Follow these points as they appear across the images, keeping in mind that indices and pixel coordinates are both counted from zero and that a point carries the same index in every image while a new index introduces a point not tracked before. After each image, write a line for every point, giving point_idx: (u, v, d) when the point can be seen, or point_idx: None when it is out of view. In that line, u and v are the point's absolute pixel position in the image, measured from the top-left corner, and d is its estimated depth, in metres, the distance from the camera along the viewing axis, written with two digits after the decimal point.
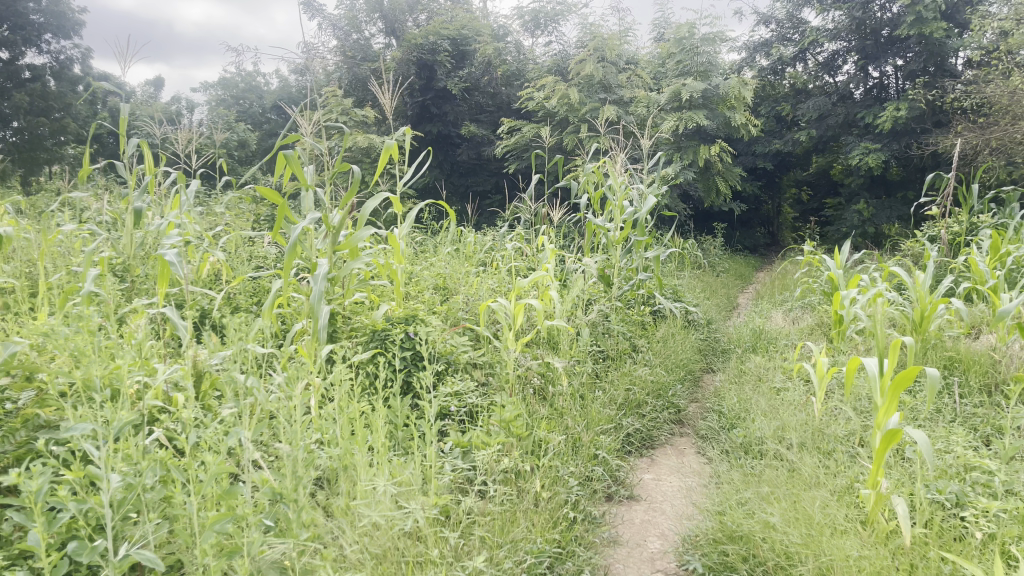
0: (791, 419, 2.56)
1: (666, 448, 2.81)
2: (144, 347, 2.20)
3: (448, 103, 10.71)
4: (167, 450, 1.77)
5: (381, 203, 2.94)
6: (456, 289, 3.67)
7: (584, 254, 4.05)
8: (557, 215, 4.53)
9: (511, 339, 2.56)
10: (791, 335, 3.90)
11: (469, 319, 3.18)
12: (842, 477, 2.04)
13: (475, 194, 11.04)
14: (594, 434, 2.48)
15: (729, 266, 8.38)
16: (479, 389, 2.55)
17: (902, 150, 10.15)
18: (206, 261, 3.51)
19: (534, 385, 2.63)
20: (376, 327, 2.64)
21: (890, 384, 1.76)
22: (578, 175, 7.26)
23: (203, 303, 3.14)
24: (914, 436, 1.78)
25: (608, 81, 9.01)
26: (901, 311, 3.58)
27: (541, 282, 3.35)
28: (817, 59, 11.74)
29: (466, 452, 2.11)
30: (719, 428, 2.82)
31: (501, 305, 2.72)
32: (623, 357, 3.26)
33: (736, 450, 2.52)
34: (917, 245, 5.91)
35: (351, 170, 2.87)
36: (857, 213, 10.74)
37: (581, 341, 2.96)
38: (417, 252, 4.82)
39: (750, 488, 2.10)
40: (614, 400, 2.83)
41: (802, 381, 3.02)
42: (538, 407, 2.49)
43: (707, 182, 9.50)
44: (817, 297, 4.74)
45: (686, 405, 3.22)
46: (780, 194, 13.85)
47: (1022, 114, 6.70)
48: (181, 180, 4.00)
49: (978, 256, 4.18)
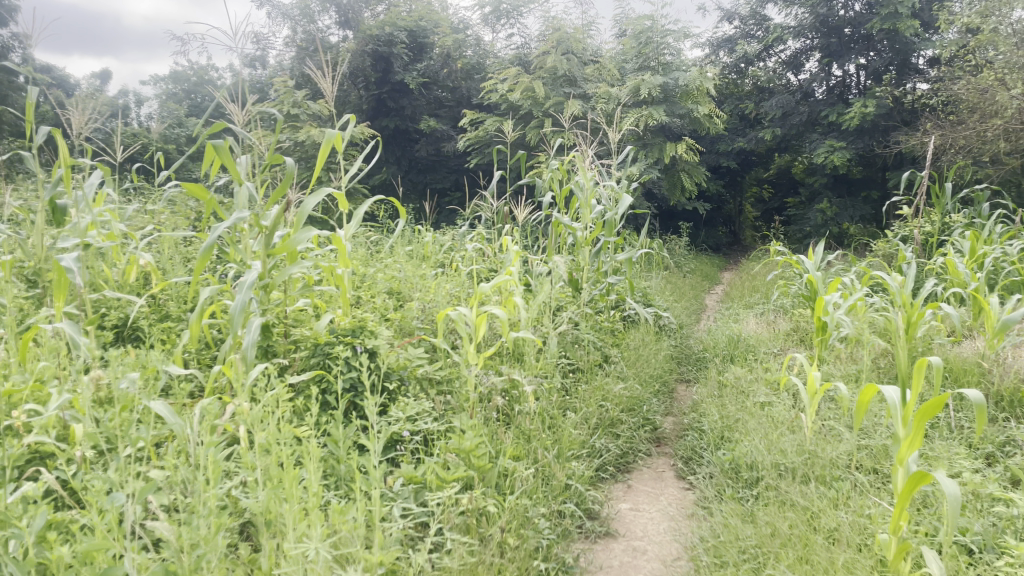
0: (783, 441, 2.31)
1: (644, 472, 2.55)
2: (34, 370, 1.87)
3: (406, 96, 10.35)
4: (45, 501, 1.47)
5: (324, 200, 2.62)
6: (411, 294, 3.37)
7: (550, 256, 3.78)
8: (520, 213, 4.26)
9: (471, 356, 2.27)
10: (769, 342, 3.67)
11: (425, 328, 2.90)
12: (851, 519, 1.80)
13: (434, 191, 10.70)
14: (565, 461, 2.20)
15: (694, 266, 8.19)
16: (435, 410, 2.26)
17: (866, 148, 10.10)
18: (134, 265, 3.16)
19: (497, 406, 2.34)
20: (318, 341, 2.34)
21: (913, 415, 1.50)
22: (540, 172, 6.99)
23: (127, 313, 2.79)
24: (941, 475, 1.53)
25: (573, 75, 8.79)
26: (885, 315, 3.37)
27: (505, 287, 3.06)
28: (781, 57, 11.67)
29: (419, 489, 1.83)
30: (700, 449, 2.57)
31: (460, 315, 2.43)
32: (594, 369, 2.99)
33: (722, 478, 2.26)
34: (888, 244, 5.77)
35: (285, 162, 2.54)
36: (819, 212, 10.66)
37: (548, 352, 2.68)
38: (370, 253, 4.51)
39: (745, 529, 1.85)
40: (587, 419, 2.56)
41: (788, 394, 2.77)
42: (503, 432, 2.21)
43: (671, 180, 9.32)
44: (791, 300, 4.54)
45: (661, 421, 2.96)
46: (742, 193, 13.76)
47: (991, 112, 6.62)
48: (103, 174, 3.62)
49: (958, 257, 4.00)
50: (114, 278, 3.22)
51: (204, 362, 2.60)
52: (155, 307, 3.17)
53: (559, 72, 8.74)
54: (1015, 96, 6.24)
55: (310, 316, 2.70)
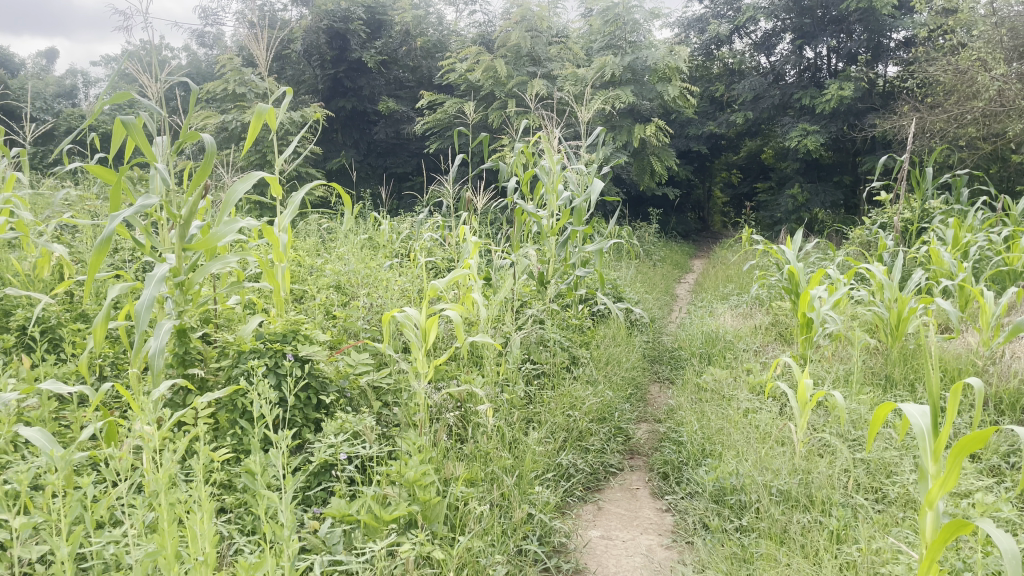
0: (771, 458, 2.06)
1: (615, 491, 2.26)
2: None
3: (364, 76, 9.93)
4: None
5: (252, 184, 2.30)
6: (358, 289, 3.05)
7: (512, 246, 3.47)
8: (481, 198, 3.94)
9: (420, 367, 1.97)
10: (748, 338, 3.41)
11: (371, 330, 2.58)
12: (859, 565, 1.54)
13: (395, 176, 10.31)
14: (526, 488, 1.91)
15: (664, 254, 7.95)
16: (376, 430, 1.96)
17: (839, 132, 9.97)
18: (44, 259, 2.81)
19: (449, 423, 2.04)
20: (243, 349, 2.04)
21: (951, 450, 1.23)
22: (504, 155, 6.68)
23: (31, 313, 2.45)
24: (989, 529, 1.25)
25: (537, 53, 8.48)
26: (873, 311, 3.12)
27: (463, 281, 2.75)
28: (752, 39, 11.48)
29: (353, 529, 1.54)
30: (679, 464, 2.30)
31: (407, 317, 2.12)
32: (561, 373, 2.69)
33: (705, 502, 1.99)
34: (864, 232, 5.58)
35: (203, 140, 2.20)
36: (791, 198, 10.47)
37: (509, 358, 2.38)
38: (319, 243, 4.16)
39: (739, 574, 1.57)
40: (553, 434, 2.27)
41: (774, 401, 2.52)
42: (454, 454, 1.91)
43: (641, 164, 9.07)
44: (769, 291, 4.29)
45: (634, 429, 2.68)
46: (711, 178, 13.56)
47: (971, 94, 6.48)
48: (10, 154, 3.21)
49: (943, 246, 3.78)
50: (25, 271, 2.83)
51: (120, 369, 2.29)
52: (69, 305, 2.80)
53: (522, 50, 8.41)
54: (996, 76, 6.10)
55: (241, 317, 2.38)
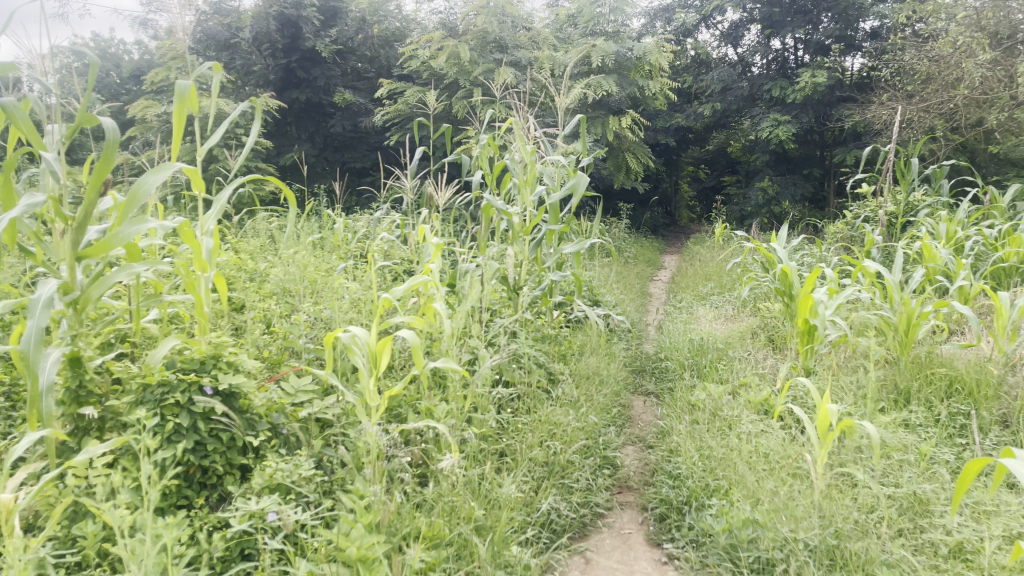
0: (793, 500, 1.73)
1: (603, 537, 1.91)
2: None
3: (319, 65, 9.45)
4: None
5: (169, 175, 1.89)
6: (302, 297, 2.67)
7: (479, 247, 3.12)
8: (443, 191, 3.57)
9: (369, 399, 1.60)
10: (741, 347, 3.10)
11: (316, 349, 2.19)
12: None
13: (353, 171, 9.91)
14: (500, 548, 1.57)
15: (636, 251, 7.69)
16: (312, 480, 1.58)
17: (810, 123, 9.78)
18: None
19: (406, 469, 1.68)
20: (151, 381, 1.63)
21: None
22: (470, 148, 6.32)
23: None
24: None
25: (504, 40, 8.06)
26: (877, 315, 2.81)
27: (422, 290, 2.39)
28: (720, 29, 11.27)
29: None
30: (679, 504, 1.95)
31: (354, 338, 1.74)
32: (537, 394, 2.34)
33: (715, 559, 1.66)
34: (848, 226, 5.33)
35: (105, 124, 1.78)
36: (761, 191, 10.22)
37: (477, 382, 2.02)
38: (266, 244, 3.77)
39: None
40: (528, 473, 1.92)
41: (785, 426, 2.19)
42: (412, 508, 1.56)
43: (615, 161, 8.78)
44: (755, 291, 3.99)
45: (622, 458, 2.34)
46: (678, 172, 13.36)
47: (951, 81, 6.28)
48: None
49: (938, 240, 3.48)
50: None
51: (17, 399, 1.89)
52: None
53: (489, 35, 7.91)
54: (980, 63, 5.87)
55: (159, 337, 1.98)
